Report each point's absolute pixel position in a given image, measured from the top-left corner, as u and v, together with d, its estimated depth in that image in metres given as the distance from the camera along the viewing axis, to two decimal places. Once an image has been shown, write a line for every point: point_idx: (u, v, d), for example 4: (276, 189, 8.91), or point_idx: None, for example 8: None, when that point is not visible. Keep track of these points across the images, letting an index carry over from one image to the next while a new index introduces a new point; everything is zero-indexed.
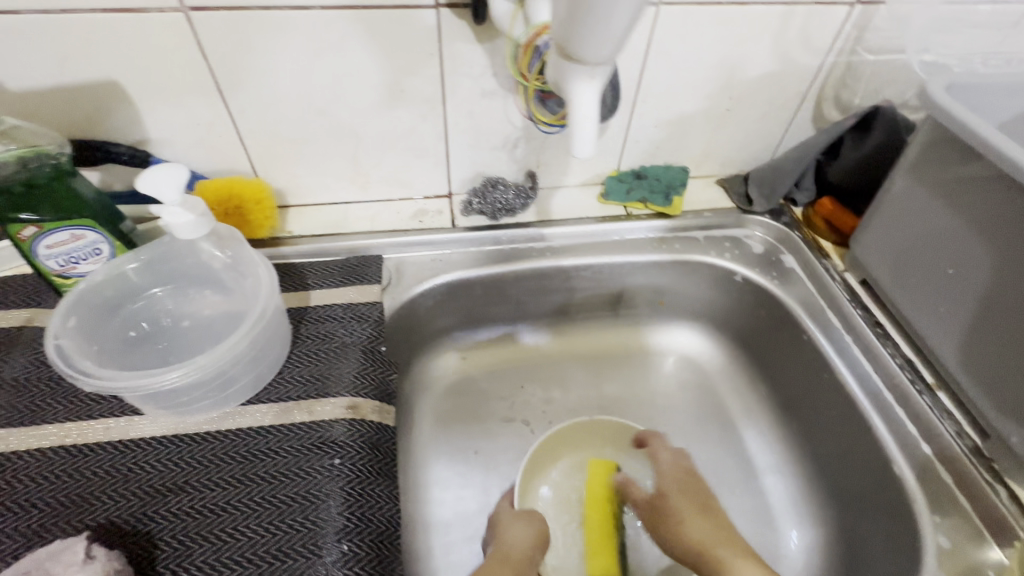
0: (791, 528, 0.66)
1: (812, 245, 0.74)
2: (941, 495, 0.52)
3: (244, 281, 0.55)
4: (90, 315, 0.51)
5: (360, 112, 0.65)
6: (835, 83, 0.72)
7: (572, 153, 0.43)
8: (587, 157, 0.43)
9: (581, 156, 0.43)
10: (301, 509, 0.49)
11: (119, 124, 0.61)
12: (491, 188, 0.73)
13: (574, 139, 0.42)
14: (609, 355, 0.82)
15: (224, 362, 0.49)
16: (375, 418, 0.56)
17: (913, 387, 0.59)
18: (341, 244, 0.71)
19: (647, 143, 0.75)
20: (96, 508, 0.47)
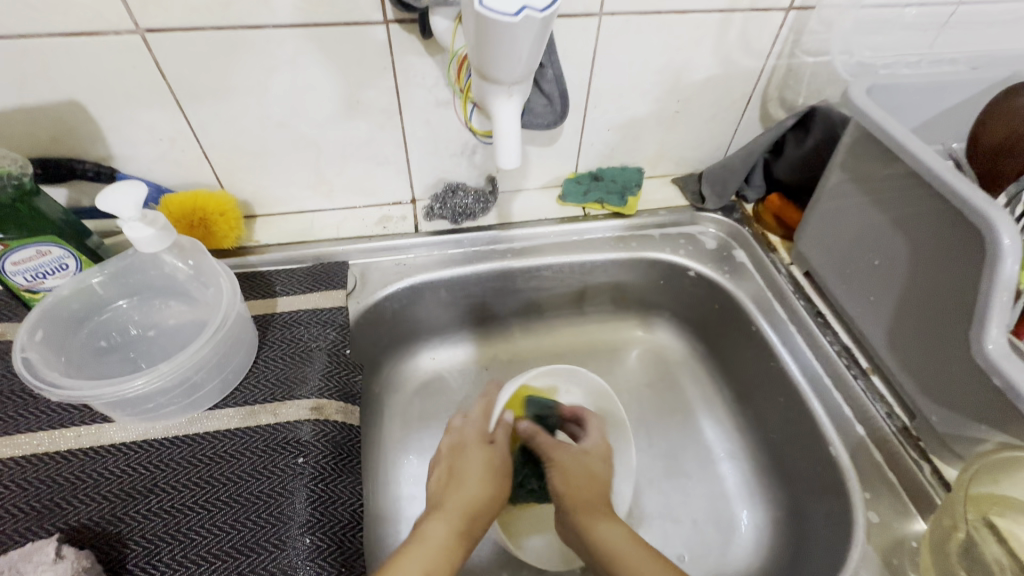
0: (744, 512, 0.69)
1: (761, 240, 0.77)
2: (871, 472, 0.56)
3: (208, 291, 0.57)
4: (57, 328, 0.53)
5: (320, 125, 0.67)
6: (778, 84, 0.76)
7: (501, 163, 0.50)
8: (514, 166, 0.50)
9: (507, 165, 0.50)
10: (265, 506, 0.51)
11: (85, 141, 0.63)
12: (452, 194, 0.76)
13: (499, 152, 0.49)
14: (573, 351, 0.85)
15: (188, 368, 0.51)
16: (339, 418, 0.59)
17: (848, 372, 0.62)
18: (307, 251, 0.73)
19: (602, 146, 0.78)
20: (68, 512, 0.50)
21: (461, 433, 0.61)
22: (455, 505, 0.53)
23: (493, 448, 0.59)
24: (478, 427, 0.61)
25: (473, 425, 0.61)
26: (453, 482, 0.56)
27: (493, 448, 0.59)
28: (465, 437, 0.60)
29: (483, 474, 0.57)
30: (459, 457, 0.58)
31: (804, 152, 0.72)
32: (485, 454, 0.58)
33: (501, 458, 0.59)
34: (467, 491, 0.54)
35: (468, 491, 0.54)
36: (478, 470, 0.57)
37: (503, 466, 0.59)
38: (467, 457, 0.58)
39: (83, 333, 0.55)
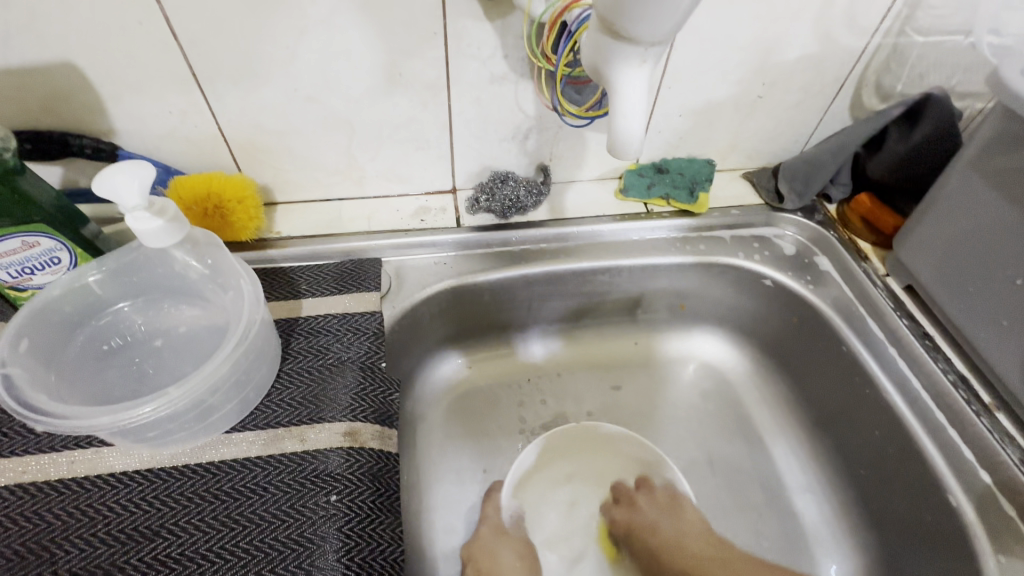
0: (829, 559, 0.62)
1: (848, 246, 0.68)
2: (1002, 527, 0.49)
3: (225, 295, 0.48)
4: (47, 336, 0.45)
5: (354, 100, 0.58)
6: (878, 67, 0.66)
7: (617, 149, 0.44)
8: (634, 152, 0.44)
9: (627, 153, 0.44)
10: (293, 556, 0.43)
11: (80, 113, 0.53)
12: (500, 183, 0.67)
13: (618, 135, 0.43)
14: (624, 362, 0.76)
15: (203, 390, 0.43)
16: (376, 445, 0.50)
17: (969, 408, 0.54)
18: (334, 246, 0.64)
19: (670, 133, 0.69)
20: (58, 559, 0.41)
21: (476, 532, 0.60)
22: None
23: (513, 538, 0.60)
24: (491, 521, 0.61)
25: (488, 518, 0.61)
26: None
27: (511, 539, 0.60)
28: (483, 538, 0.59)
29: (516, 564, 0.58)
30: (484, 557, 0.57)
31: (910, 147, 0.63)
32: (504, 547, 0.59)
33: (523, 546, 0.60)
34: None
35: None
36: (502, 558, 0.58)
37: (525, 550, 0.60)
38: (495, 557, 0.57)
39: (79, 341, 0.47)
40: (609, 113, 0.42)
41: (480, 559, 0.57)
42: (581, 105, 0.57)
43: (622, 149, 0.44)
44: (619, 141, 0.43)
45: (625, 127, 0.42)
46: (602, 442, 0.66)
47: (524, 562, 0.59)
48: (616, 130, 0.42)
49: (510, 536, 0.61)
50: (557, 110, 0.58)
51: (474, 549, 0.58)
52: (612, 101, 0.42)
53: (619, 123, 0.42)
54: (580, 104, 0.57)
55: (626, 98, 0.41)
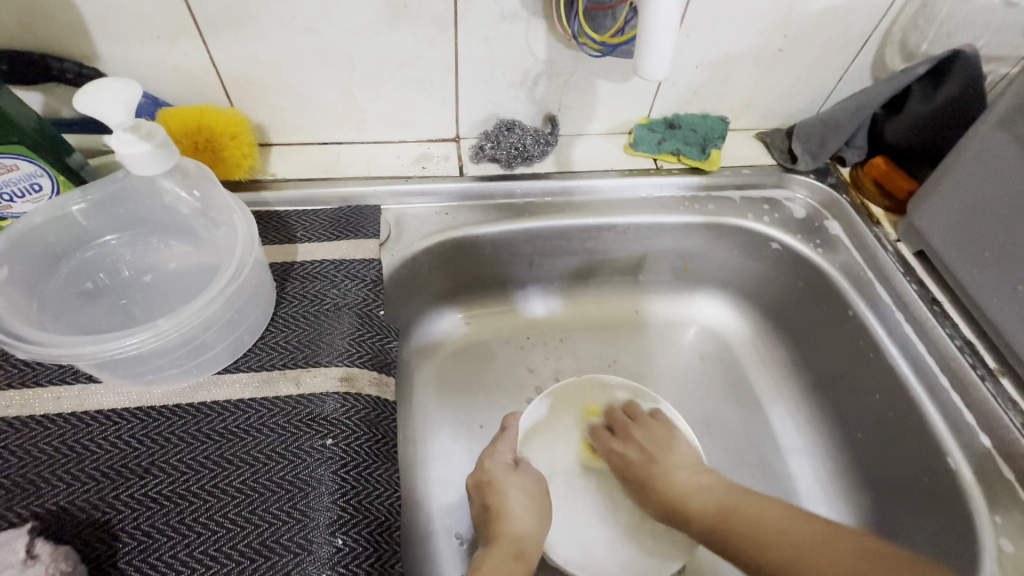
0: (822, 520, 0.62)
1: (861, 211, 0.66)
2: (1000, 489, 0.49)
3: (218, 231, 0.46)
4: (28, 266, 0.43)
5: (355, 34, 0.54)
6: (905, 24, 0.62)
7: (644, 70, 0.45)
8: (660, 72, 0.44)
9: (654, 71, 0.44)
10: (288, 496, 0.42)
11: (62, 32, 0.50)
12: (506, 132, 0.64)
13: (645, 53, 0.44)
14: (624, 323, 0.75)
15: (192, 325, 0.41)
16: (373, 392, 0.49)
17: (974, 372, 0.54)
18: (331, 190, 0.62)
19: (685, 87, 0.66)
20: (44, 494, 0.40)
21: (482, 468, 0.57)
22: (504, 538, 0.51)
23: (522, 478, 0.56)
24: (502, 455, 0.58)
25: (496, 454, 0.57)
26: (498, 515, 0.52)
27: (521, 476, 0.56)
28: (491, 471, 0.56)
29: (524, 501, 0.54)
30: (493, 492, 0.54)
31: (935, 110, 0.61)
32: (513, 485, 0.54)
33: (533, 483, 0.56)
34: (516, 523, 0.52)
35: (515, 523, 0.52)
36: (516, 496, 0.54)
37: (538, 491, 0.56)
38: (500, 493, 0.54)
39: (62, 273, 0.44)
40: (639, 29, 0.43)
41: (485, 493, 0.55)
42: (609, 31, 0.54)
43: (649, 68, 0.44)
44: (648, 57, 0.44)
45: (655, 44, 0.43)
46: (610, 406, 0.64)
47: (534, 503, 0.54)
48: (644, 45, 0.43)
49: (521, 472, 0.56)
50: (577, 39, 0.54)
51: (478, 480, 0.56)
52: (643, 16, 0.43)
53: (653, 40, 0.43)
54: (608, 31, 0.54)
55: (659, 13, 0.41)
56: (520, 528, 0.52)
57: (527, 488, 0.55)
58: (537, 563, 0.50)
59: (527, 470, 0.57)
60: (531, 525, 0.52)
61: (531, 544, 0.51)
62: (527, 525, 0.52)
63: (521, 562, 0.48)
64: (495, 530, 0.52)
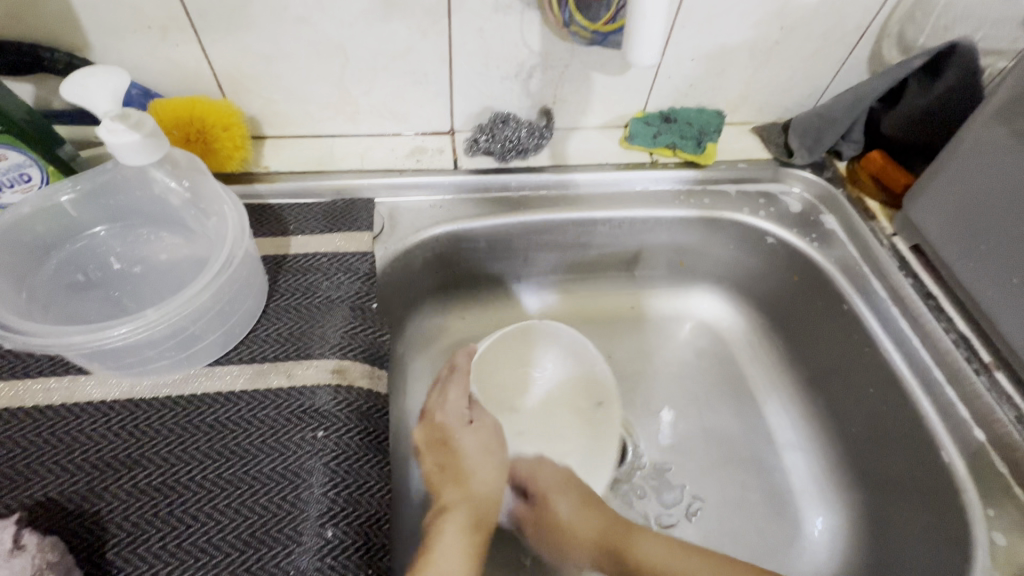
0: (816, 514, 0.62)
1: (857, 205, 0.66)
2: (993, 482, 0.49)
3: (209, 222, 0.46)
4: (17, 256, 0.42)
5: (348, 25, 0.54)
6: (903, 17, 0.62)
7: (633, 56, 0.45)
8: (649, 58, 0.45)
9: (643, 58, 0.45)
10: (278, 488, 0.42)
11: (52, 22, 0.49)
12: (500, 125, 0.64)
13: (635, 41, 0.44)
14: (619, 318, 0.74)
15: (182, 316, 0.41)
16: (365, 384, 0.49)
17: (969, 366, 0.54)
18: (325, 183, 0.61)
19: (681, 80, 0.65)
20: (33, 485, 0.40)
21: (433, 420, 0.55)
22: (462, 500, 0.50)
23: (479, 432, 0.55)
24: (455, 407, 0.56)
25: (450, 407, 0.55)
26: (455, 474, 0.52)
27: (476, 431, 0.55)
28: (445, 426, 0.54)
29: (480, 456, 0.54)
30: (448, 448, 0.53)
31: (930, 102, 0.60)
32: (470, 438, 0.54)
33: (489, 433, 0.56)
34: (473, 482, 0.52)
35: (473, 482, 0.52)
36: (472, 450, 0.53)
37: (495, 444, 0.55)
38: (454, 449, 0.53)
39: (51, 264, 0.44)
40: (628, 17, 0.44)
41: (437, 446, 0.54)
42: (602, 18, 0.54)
43: (639, 54, 0.45)
44: (636, 44, 0.45)
45: (643, 33, 0.44)
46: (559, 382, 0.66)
47: (490, 457, 0.54)
48: (633, 32, 0.44)
49: (475, 426, 0.55)
50: (567, 26, 0.55)
51: (430, 433, 0.54)
52: (632, 4, 0.43)
53: (640, 25, 0.43)
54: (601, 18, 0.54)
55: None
56: (483, 490, 0.52)
57: (481, 443, 0.54)
58: (492, 524, 0.51)
59: (484, 423, 0.56)
60: (487, 480, 0.53)
61: (489, 498, 0.52)
62: (489, 487, 0.52)
63: (481, 530, 0.49)
64: (449, 490, 0.51)
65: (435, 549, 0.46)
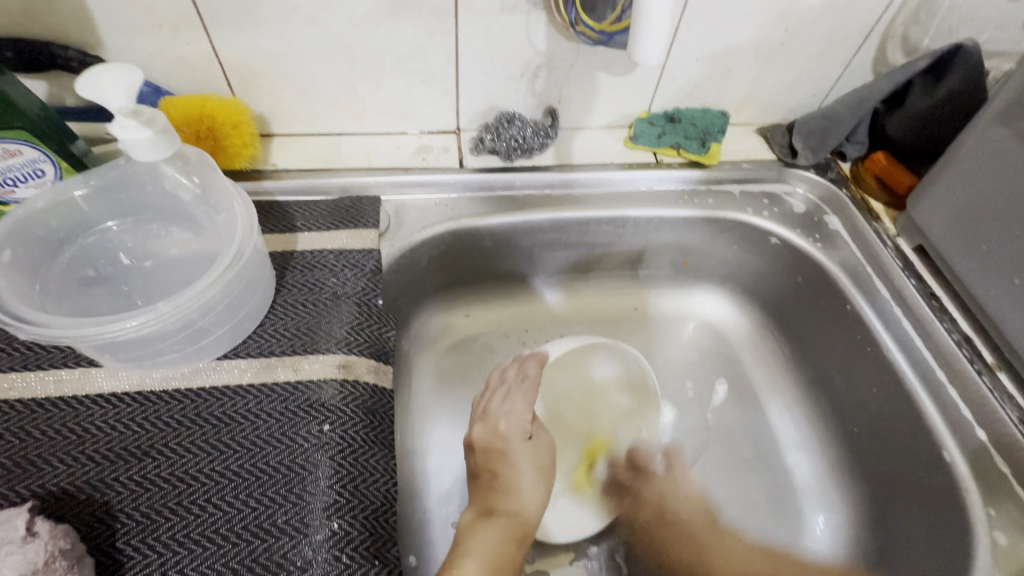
0: (818, 514, 0.62)
1: (861, 206, 0.66)
2: (994, 482, 0.49)
3: (218, 218, 0.47)
4: (30, 250, 0.43)
5: (355, 23, 0.54)
6: (907, 18, 0.62)
7: (638, 56, 0.46)
8: (654, 58, 0.45)
9: (648, 58, 0.45)
10: (285, 481, 0.42)
11: (66, 21, 0.50)
12: (506, 124, 0.64)
13: (639, 41, 0.45)
14: (622, 317, 0.75)
15: (191, 310, 0.41)
16: (370, 379, 0.49)
17: (971, 367, 0.54)
18: (332, 181, 0.62)
19: (685, 81, 0.66)
20: (45, 474, 0.41)
21: (495, 427, 0.54)
22: (505, 513, 0.49)
23: (536, 451, 0.54)
24: (520, 420, 0.55)
25: (514, 417, 0.54)
26: (500, 485, 0.51)
27: (530, 449, 0.54)
28: (505, 436, 0.53)
29: (533, 474, 0.53)
30: (501, 459, 0.52)
31: (935, 103, 0.60)
32: (526, 457, 0.53)
33: (543, 452, 0.55)
34: (521, 497, 0.51)
35: (518, 499, 0.51)
36: (528, 473, 0.52)
37: (548, 465, 0.54)
38: (510, 461, 0.52)
39: (64, 258, 0.45)
40: (633, 17, 0.44)
41: (493, 454, 0.52)
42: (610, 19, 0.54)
43: (644, 53, 0.45)
44: (641, 44, 0.45)
45: (648, 33, 0.44)
46: (583, 383, 0.66)
47: (542, 477, 0.53)
48: (638, 33, 0.44)
49: (534, 442, 0.54)
50: (574, 26, 0.54)
51: (489, 437, 0.53)
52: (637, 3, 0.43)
53: (645, 24, 0.43)
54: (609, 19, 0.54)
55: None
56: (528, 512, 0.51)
57: (535, 460, 0.53)
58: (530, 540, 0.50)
59: (543, 442, 0.55)
60: (533, 499, 0.52)
61: (531, 517, 0.51)
62: (531, 507, 0.51)
63: (518, 542, 0.48)
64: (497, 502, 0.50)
65: (470, 548, 0.45)
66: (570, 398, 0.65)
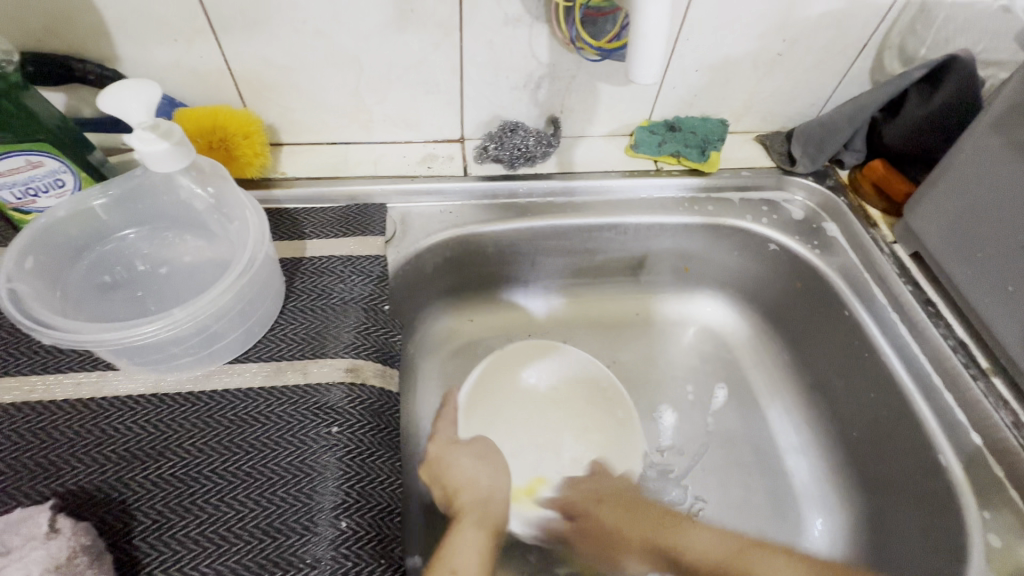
0: (817, 517, 0.63)
1: (858, 213, 0.67)
2: (988, 485, 0.50)
3: (231, 226, 0.48)
4: (51, 258, 0.45)
5: (363, 36, 0.56)
6: (903, 29, 0.63)
7: (635, 74, 0.47)
8: (651, 76, 0.47)
9: (644, 78, 0.47)
10: (295, 481, 0.44)
11: (85, 35, 0.52)
12: (510, 133, 0.66)
13: (636, 61, 0.46)
14: (624, 322, 0.76)
15: (206, 315, 0.43)
16: (377, 382, 0.51)
17: (966, 372, 0.55)
18: (340, 189, 0.64)
19: (685, 90, 0.67)
20: (64, 473, 0.42)
21: (429, 454, 0.64)
22: (464, 506, 0.59)
23: (470, 447, 0.64)
24: (447, 430, 0.66)
25: (441, 434, 0.65)
26: (452, 490, 0.61)
27: (470, 450, 0.64)
28: (438, 450, 0.64)
29: (477, 465, 0.63)
30: (444, 465, 0.63)
31: (930, 112, 0.62)
32: (461, 456, 0.64)
33: (484, 452, 0.65)
34: (477, 488, 0.61)
35: (470, 493, 0.61)
36: (465, 467, 0.63)
37: (490, 452, 0.65)
38: (450, 463, 0.63)
39: (83, 264, 0.47)
40: (630, 38, 0.45)
41: (436, 468, 0.63)
42: (610, 36, 0.56)
43: (641, 72, 0.47)
44: (638, 63, 0.46)
45: (645, 52, 0.45)
46: (546, 396, 0.70)
47: (486, 464, 0.64)
48: (635, 52, 0.45)
49: (471, 445, 0.65)
50: (574, 43, 0.56)
51: (433, 459, 0.63)
52: (633, 24, 0.45)
53: (641, 45, 0.45)
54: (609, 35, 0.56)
55: (647, 20, 0.44)
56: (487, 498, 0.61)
57: (479, 463, 0.64)
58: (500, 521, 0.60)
59: (476, 447, 0.65)
60: (489, 489, 0.62)
61: (498, 514, 0.60)
62: (492, 504, 0.61)
63: (485, 525, 0.58)
64: (457, 502, 0.60)
65: (448, 559, 0.52)
66: (540, 411, 0.68)
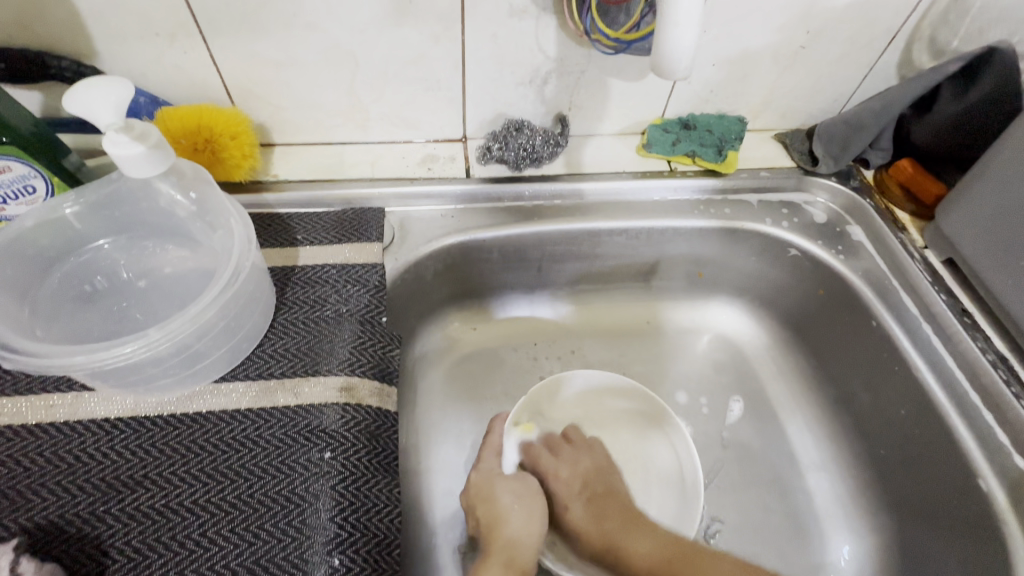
0: (843, 542, 0.59)
1: (885, 215, 0.63)
2: None
3: (215, 236, 0.45)
4: (21, 270, 0.41)
5: (358, 29, 0.52)
6: (936, 19, 0.59)
7: (661, 68, 0.43)
8: (681, 69, 0.43)
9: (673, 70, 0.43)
10: (284, 513, 0.40)
11: (60, 30, 0.48)
12: (515, 132, 0.62)
13: (663, 52, 0.42)
14: (635, 331, 0.72)
15: (186, 334, 0.39)
16: (374, 402, 0.47)
17: (1008, 390, 0.51)
18: (335, 193, 0.60)
19: (701, 86, 0.63)
20: (35, 506, 0.39)
21: (472, 479, 0.57)
22: (496, 544, 0.51)
23: (514, 481, 0.56)
24: (491, 460, 0.58)
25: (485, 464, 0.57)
26: (488, 523, 0.53)
27: (512, 481, 0.57)
28: (480, 481, 0.56)
29: (517, 503, 0.55)
30: (484, 497, 0.55)
31: (966, 108, 0.57)
32: (503, 489, 0.55)
33: (527, 488, 0.56)
34: (509, 524, 0.52)
35: (507, 527, 0.52)
36: (507, 500, 0.54)
37: (530, 493, 0.56)
38: (492, 495, 0.55)
39: (56, 277, 0.43)
40: (658, 27, 0.42)
41: (476, 502, 0.55)
42: (625, 26, 0.52)
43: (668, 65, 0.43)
44: (666, 55, 0.42)
45: (674, 42, 0.41)
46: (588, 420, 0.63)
47: (526, 503, 0.55)
48: (663, 43, 0.42)
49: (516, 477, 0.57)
50: (589, 34, 0.52)
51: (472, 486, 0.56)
52: (661, 12, 0.41)
53: (673, 34, 0.41)
54: (624, 25, 0.52)
55: (680, 7, 0.40)
56: (523, 537, 0.52)
57: (519, 500, 0.55)
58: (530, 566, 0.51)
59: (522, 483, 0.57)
60: (524, 528, 0.53)
61: (529, 556, 0.51)
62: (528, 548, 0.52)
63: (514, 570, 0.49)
64: (488, 539, 0.52)
65: None
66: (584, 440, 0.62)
